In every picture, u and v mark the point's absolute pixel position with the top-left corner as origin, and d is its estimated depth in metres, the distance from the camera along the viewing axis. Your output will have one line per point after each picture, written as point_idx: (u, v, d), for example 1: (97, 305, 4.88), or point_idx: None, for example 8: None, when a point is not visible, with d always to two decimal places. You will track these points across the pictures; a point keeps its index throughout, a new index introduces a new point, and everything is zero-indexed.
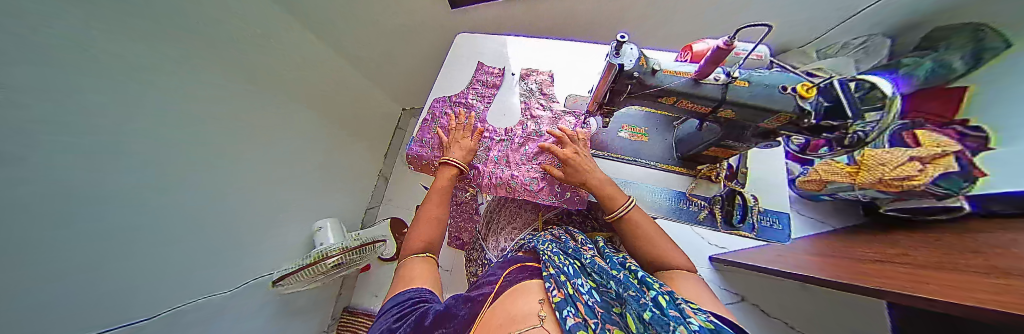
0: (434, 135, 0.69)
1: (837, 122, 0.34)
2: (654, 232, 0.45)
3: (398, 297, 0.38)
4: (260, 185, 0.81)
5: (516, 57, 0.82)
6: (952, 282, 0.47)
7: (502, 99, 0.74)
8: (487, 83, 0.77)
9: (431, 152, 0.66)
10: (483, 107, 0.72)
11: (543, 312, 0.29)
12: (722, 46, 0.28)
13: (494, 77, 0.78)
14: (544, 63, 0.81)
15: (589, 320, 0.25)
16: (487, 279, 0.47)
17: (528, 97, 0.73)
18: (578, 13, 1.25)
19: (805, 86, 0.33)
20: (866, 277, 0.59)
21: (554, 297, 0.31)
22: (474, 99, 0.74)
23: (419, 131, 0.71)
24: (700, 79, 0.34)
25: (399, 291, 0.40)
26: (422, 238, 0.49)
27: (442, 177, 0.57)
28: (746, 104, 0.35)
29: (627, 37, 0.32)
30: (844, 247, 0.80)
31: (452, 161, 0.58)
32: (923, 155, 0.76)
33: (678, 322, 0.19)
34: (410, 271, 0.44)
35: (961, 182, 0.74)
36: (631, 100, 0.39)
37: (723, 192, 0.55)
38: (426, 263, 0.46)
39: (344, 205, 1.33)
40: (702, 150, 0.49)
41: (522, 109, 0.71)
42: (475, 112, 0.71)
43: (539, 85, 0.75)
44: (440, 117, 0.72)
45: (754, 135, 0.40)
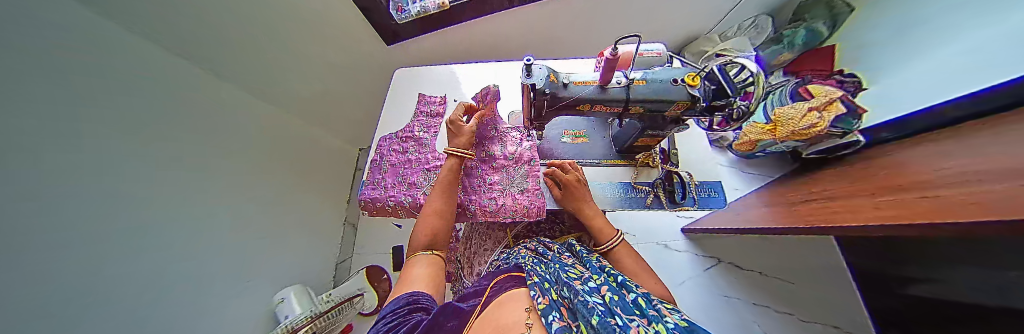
0: (384, 175, 0.66)
1: (724, 101, 0.40)
2: (639, 265, 0.43)
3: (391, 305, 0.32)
4: (195, 271, 0.70)
5: (456, 84, 0.84)
6: (870, 208, 0.53)
7: (450, 127, 0.75)
8: (431, 113, 0.77)
9: (384, 193, 0.62)
10: (432, 137, 0.72)
11: (529, 319, 0.26)
12: (610, 55, 0.32)
13: (437, 106, 0.78)
14: (484, 85, 0.84)
15: (572, 323, 0.25)
16: (470, 291, 0.44)
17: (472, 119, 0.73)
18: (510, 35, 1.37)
19: (690, 76, 0.38)
20: (802, 218, 0.67)
21: (539, 303, 0.28)
22: (420, 132, 0.73)
23: (368, 174, 0.68)
24: (605, 84, 0.37)
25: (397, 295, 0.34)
26: (428, 231, 0.46)
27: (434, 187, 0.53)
28: (649, 100, 0.38)
29: (533, 59, 0.35)
30: (784, 194, 0.90)
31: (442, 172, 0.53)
32: (817, 105, 0.90)
33: (656, 322, 0.20)
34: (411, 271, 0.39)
35: (851, 121, 0.87)
36: (555, 112, 0.41)
37: (662, 174, 0.58)
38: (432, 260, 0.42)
39: (310, 267, 1.20)
40: (634, 142, 0.53)
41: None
42: (424, 144, 0.71)
43: None
44: (389, 154, 0.70)
45: (669, 122, 0.44)
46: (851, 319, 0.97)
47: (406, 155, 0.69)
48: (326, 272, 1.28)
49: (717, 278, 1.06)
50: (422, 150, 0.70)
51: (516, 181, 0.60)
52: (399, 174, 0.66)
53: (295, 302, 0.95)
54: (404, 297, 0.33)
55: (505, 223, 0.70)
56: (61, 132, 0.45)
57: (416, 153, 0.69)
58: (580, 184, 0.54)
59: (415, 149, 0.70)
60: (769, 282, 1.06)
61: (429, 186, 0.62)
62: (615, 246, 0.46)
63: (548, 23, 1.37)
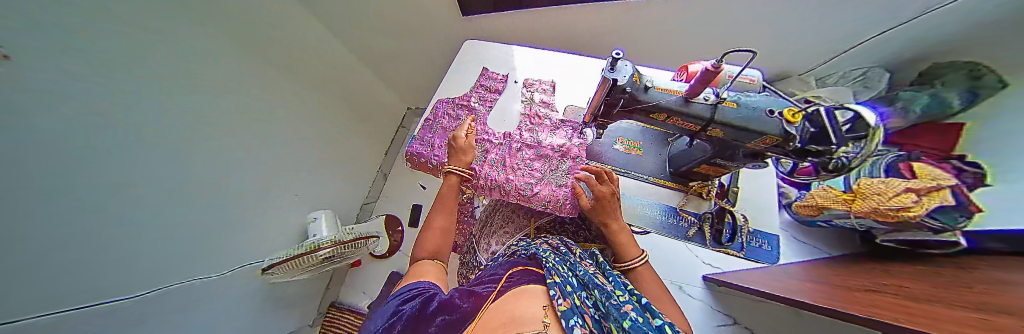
0: (435, 136, 0.70)
1: (823, 148, 0.35)
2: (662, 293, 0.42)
3: (404, 290, 0.38)
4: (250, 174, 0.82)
5: (520, 65, 0.84)
6: (949, 322, 0.46)
7: (504, 105, 0.76)
8: (490, 88, 0.79)
9: (431, 151, 0.67)
10: (484, 111, 0.74)
11: (547, 318, 0.27)
12: (711, 68, 0.29)
13: (497, 83, 0.80)
14: (545, 73, 0.83)
15: (596, 333, 0.25)
16: (487, 277, 0.46)
17: (528, 104, 0.75)
18: (583, 29, 1.35)
19: (791, 111, 0.34)
20: (860, 307, 0.59)
21: (559, 305, 0.30)
22: (476, 103, 0.76)
23: (421, 129, 0.73)
24: (690, 97, 0.35)
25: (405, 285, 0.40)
26: (433, 236, 0.50)
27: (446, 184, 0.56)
28: (735, 126, 0.36)
29: (622, 54, 0.34)
30: (839, 276, 0.79)
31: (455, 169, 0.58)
32: (916, 186, 0.77)
33: None
34: (418, 270, 0.44)
35: (954, 216, 0.74)
36: (625, 113, 0.41)
37: (714, 209, 0.54)
38: (435, 266, 0.46)
39: (342, 199, 1.34)
40: (694, 167, 0.50)
41: (522, 116, 0.72)
42: (476, 115, 0.73)
43: (540, 93, 0.77)
44: (443, 117, 0.74)
45: (745, 154, 0.41)
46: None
47: (458, 122, 0.73)
48: (353, 208, 1.42)
49: None
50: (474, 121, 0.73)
51: (557, 175, 0.60)
52: (448, 138, 0.70)
53: (323, 226, 1.08)
54: (421, 284, 0.39)
55: (531, 213, 0.71)
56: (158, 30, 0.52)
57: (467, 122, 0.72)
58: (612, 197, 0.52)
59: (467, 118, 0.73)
60: None
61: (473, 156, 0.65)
62: (638, 265, 0.46)
63: (621, 24, 1.30)
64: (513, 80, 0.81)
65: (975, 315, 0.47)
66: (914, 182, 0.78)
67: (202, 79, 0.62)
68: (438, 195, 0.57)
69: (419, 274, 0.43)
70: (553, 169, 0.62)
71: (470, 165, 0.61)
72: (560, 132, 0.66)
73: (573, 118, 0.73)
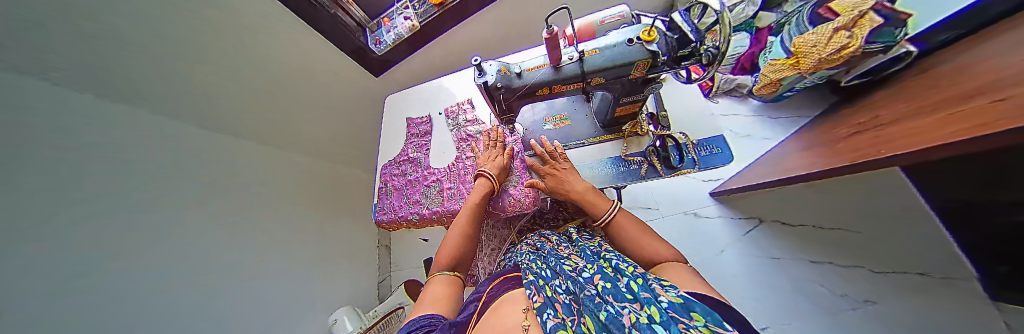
0: (392, 198, 0.71)
1: (688, 50, 0.36)
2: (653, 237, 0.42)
3: (407, 327, 0.35)
4: (258, 308, 0.81)
5: (437, 99, 0.87)
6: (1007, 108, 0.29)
7: (437, 140, 0.77)
8: (421, 133, 0.81)
9: (395, 215, 0.67)
10: (424, 155, 0.76)
11: (526, 321, 0.27)
12: (547, 36, 0.31)
13: (424, 125, 0.83)
14: (462, 93, 0.84)
15: (567, 319, 0.25)
16: (473, 297, 0.44)
17: (456, 129, 0.77)
18: (490, 34, 1.44)
19: (645, 32, 0.35)
20: (844, 156, 0.58)
21: (534, 304, 0.30)
22: (414, 152, 0.78)
23: (378, 198, 0.73)
24: (557, 63, 0.36)
25: (416, 314, 0.38)
26: (453, 252, 0.50)
27: (477, 192, 0.56)
28: (607, 68, 0.37)
29: (480, 59, 0.36)
30: (821, 136, 0.78)
31: (488, 173, 0.56)
32: (845, 22, 0.74)
33: (651, 304, 0.22)
34: (432, 288, 0.44)
35: (895, 31, 0.71)
36: (517, 102, 0.42)
37: (654, 140, 0.54)
38: (450, 282, 0.45)
39: (358, 290, 1.34)
40: (613, 113, 0.51)
41: (457, 142, 0.74)
42: (419, 163, 0.75)
43: (464, 115, 0.79)
44: (392, 179, 0.75)
45: (642, 82, 0.41)
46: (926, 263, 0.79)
47: (406, 177, 0.74)
48: (372, 293, 1.41)
49: (762, 241, 0.97)
50: (419, 169, 0.74)
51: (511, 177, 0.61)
52: (403, 196, 0.70)
53: (348, 322, 1.07)
54: (421, 318, 0.36)
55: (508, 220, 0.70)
56: (99, 212, 0.52)
57: (413, 173, 0.73)
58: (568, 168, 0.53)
59: (412, 170, 0.74)
60: (832, 238, 0.90)
61: (430, 200, 0.66)
62: (611, 217, 0.46)
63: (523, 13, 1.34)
64: (436, 115, 0.83)
65: (937, 117, 0.45)
66: (838, 20, 0.75)
67: (196, 259, 0.68)
68: (467, 203, 0.56)
69: (436, 296, 0.41)
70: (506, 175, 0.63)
71: (506, 169, 0.58)
72: None
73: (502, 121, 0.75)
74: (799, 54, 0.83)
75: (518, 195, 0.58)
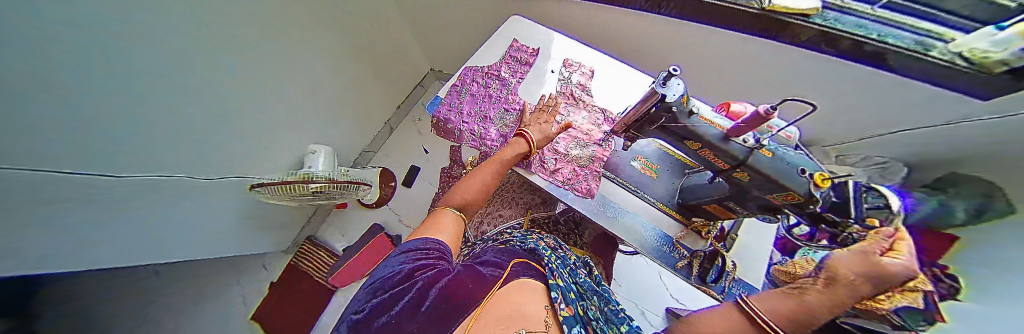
0: (463, 100, 0.72)
1: (839, 219, 0.37)
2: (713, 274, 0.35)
3: (409, 245, 0.38)
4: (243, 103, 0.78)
5: (561, 46, 0.80)
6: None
7: (535, 78, 0.74)
8: (521, 60, 0.77)
9: (459, 118, 0.70)
10: (516, 82, 0.73)
11: (547, 325, 0.28)
12: (761, 112, 0.29)
13: (530, 56, 0.78)
14: (589, 56, 0.78)
15: None
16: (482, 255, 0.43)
17: (565, 84, 0.73)
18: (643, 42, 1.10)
19: (823, 176, 0.34)
20: None
21: (562, 312, 0.30)
22: (506, 74, 0.75)
23: (448, 93, 0.74)
24: (731, 136, 0.36)
25: (415, 239, 0.40)
26: (468, 194, 0.50)
27: (512, 148, 0.55)
28: (762, 173, 0.36)
29: (679, 71, 0.34)
30: None
31: (528, 135, 0.56)
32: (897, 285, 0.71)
33: None
34: (440, 220, 0.45)
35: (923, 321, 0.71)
36: (661, 130, 0.42)
37: (707, 249, 0.57)
38: (456, 216, 0.47)
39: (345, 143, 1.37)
40: (703, 203, 0.51)
41: (556, 94, 0.72)
42: (507, 85, 0.73)
43: (580, 77, 0.74)
44: (471, 84, 0.74)
45: (760, 205, 0.42)
46: None
47: (489, 88, 0.73)
48: (354, 154, 1.47)
49: None
50: (504, 90, 0.73)
51: (581, 157, 0.62)
52: (477, 103, 0.71)
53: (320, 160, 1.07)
54: (424, 246, 0.38)
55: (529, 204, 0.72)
56: None
57: (498, 90, 0.72)
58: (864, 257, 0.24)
59: (498, 87, 0.73)
60: None
61: (500, 124, 0.67)
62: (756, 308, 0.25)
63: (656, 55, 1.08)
64: (546, 55, 0.79)
65: None
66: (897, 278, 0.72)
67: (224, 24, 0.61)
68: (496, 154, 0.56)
69: (437, 229, 0.43)
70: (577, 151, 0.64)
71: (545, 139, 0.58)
72: (585, 118, 0.68)
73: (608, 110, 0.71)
74: None
75: (581, 175, 0.60)
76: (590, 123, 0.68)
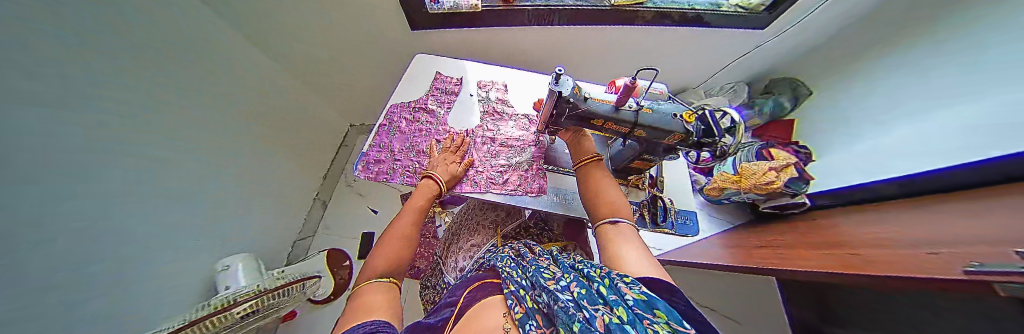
0: (393, 139, 0.68)
1: (710, 139, 0.46)
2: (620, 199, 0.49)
3: (347, 333, 0.29)
4: (125, 249, 0.59)
5: (473, 69, 0.85)
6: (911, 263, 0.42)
7: (460, 104, 0.76)
8: (447, 90, 0.79)
9: (391, 156, 0.65)
10: (444, 112, 0.74)
11: (506, 325, 0.27)
12: (630, 84, 0.38)
13: (454, 85, 0.80)
14: (498, 73, 0.85)
15: (547, 328, 0.24)
16: (443, 302, 0.42)
17: (486, 102, 0.77)
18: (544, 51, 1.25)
19: (687, 113, 0.46)
20: (754, 259, 0.75)
21: (515, 314, 0.29)
22: (434, 105, 0.75)
23: (374, 136, 0.68)
24: (620, 106, 0.44)
25: (353, 323, 0.32)
26: (389, 259, 0.46)
27: (421, 194, 0.58)
28: (652, 127, 0.46)
29: (563, 70, 0.40)
30: (742, 238, 0.99)
31: (434, 177, 0.59)
32: (776, 166, 0.96)
33: (617, 305, 0.20)
34: (368, 293, 0.38)
35: (800, 185, 0.96)
36: (571, 120, 0.48)
37: (648, 197, 0.66)
38: (386, 287, 0.41)
39: (269, 241, 1.13)
40: (629, 163, 0.60)
41: (482, 114, 0.75)
42: (436, 117, 0.73)
43: (496, 92, 0.80)
44: (399, 121, 0.71)
45: (664, 150, 0.52)
46: None
47: (417, 123, 0.71)
48: (284, 249, 1.23)
49: None
50: (434, 122, 0.72)
51: (523, 161, 0.66)
52: (408, 140, 0.68)
53: (241, 273, 0.88)
54: (367, 324, 0.30)
55: (497, 221, 0.71)
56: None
57: (428, 123, 0.71)
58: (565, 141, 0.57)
59: (426, 120, 0.72)
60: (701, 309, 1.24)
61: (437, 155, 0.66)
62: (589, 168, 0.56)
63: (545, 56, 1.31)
64: (463, 81, 0.82)
65: (827, 251, 0.62)
66: (773, 162, 0.98)
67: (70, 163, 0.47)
68: (408, 204, 0.57)
69: (366, 304, 0.35)
70: (517, 157, 0.67)
71: (454, 175, 0.60)
72: (514, 126, 0.73)
73: (533, 112, 0.78)
74: (744, 174, 1.01)
75: (527, 178, 0.63)
76: (520, 130, 0.72)
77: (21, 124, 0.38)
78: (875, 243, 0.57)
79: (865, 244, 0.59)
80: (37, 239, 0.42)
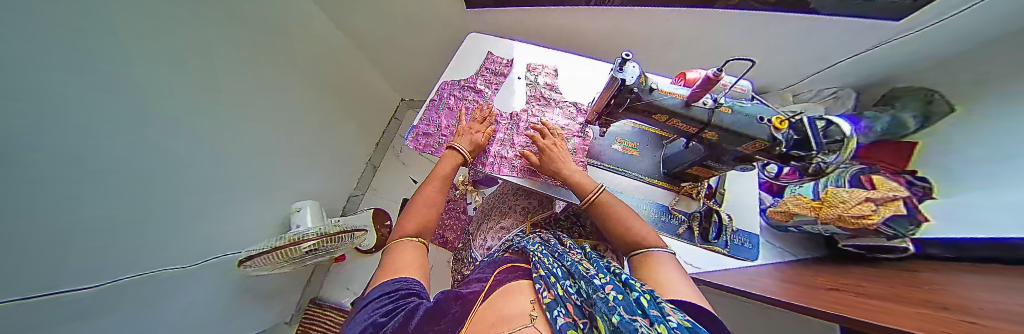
0: (442, 115, 0.72)
1: (804, 153, 0.40)
2: (644, 229, 0.45)
3: (388, 286, 0.35)
4: (197, 182, 0.72)
5: (526, 51, 0.83)
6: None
7: (508, 87, 0.76)
8: (496, 71, 0.79)
9: (438, 130, 0.70)
10: (492, 93, 0.75)
11: (534, 312, 0.29)
12: (710, 76, 0.33)
13: (503, 67, 0.80)
14: (550, 57, 0.81)
15: (579, 320, 0.25)
16: (477, 277, 0.45)
17: (534, 87, 0.76)
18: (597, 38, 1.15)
19: (779, 119, 0.39)
20: (817, 300, 0.64)
21: (544, 298, 0.30)
22: (482, 86, 0.76)
23: (426, 110, 0.74)
24: (690, 102, 0.39)
25: (386, 279, 0.37)
26: (416, 221, 0.50)
27: (446, 163, 0.61)
28: (727, 130, 0.40)
29: (632, 56, 0.37)
30: (804, 274, 0.84)
31: (458, 147, 0.61)
32: (876, 196, 0.77)
33: (658, 322, 0.19)
34: (404, 254, 0.43)
35: (906, 226, 0.76)
36: (629, 111, 0.44)
37: (702, 209, 0.60)
38: (415, 247, 0.45)
39: (325, 193, 1.33)
40: (686, 168, 0.55)
41: (528, 98, 0.74)
42: (483, 97, 0.74)
43: (546, 77, 0.77)
44: (449, 97, 0.75)
45: (736, 158, 0.46)
46: None
47: (465, 102, 0.74)
48: (340, 202, 1.45)
49: None
50: (480, 102, 0.74)
51: (564, 151, 0.64)
52: (455, 117, 0.72)
53: (308, 215, 1.05)
54: (398, 283, 0.36)
55: (529, 208, 0.72)
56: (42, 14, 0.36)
57: (474, 103, 0.73)
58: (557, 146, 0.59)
59: (474, 99, 0.74)
60: None
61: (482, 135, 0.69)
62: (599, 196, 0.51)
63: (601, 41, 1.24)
64: (513, 63, 0.80)
65: (924, 311, 0.50)
66: (873, 192, 0.79)
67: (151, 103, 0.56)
68: (434, 171, 0.60)
69: (402, 265, 0.40)
70: (559, 147, 0.66)
71: (479, 145, 0.63)
72: (560, 113, 0.70)
73: (583, 102, 0.74)
74: (828, 201, 0.83)
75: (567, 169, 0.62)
76: (566, 119, 0.70)
77: (100, 61, 0.45)
78: (993, 309, 0.44)
79: (993, 306, 0.46)
80: (111, 165, 0.51)
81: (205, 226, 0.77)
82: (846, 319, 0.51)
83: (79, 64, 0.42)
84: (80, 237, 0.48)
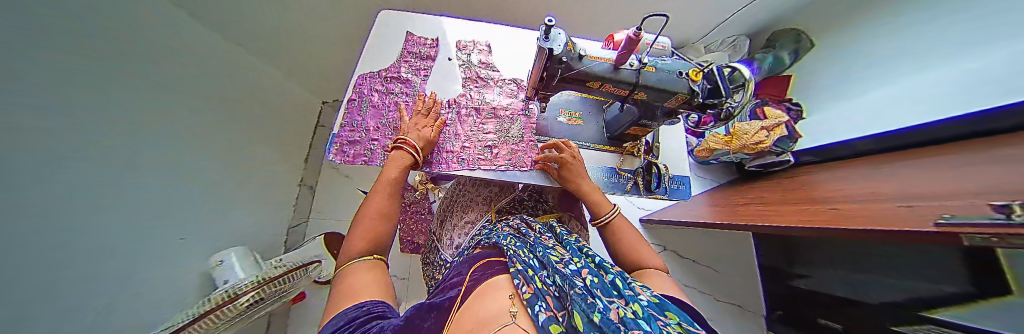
0: (366, 116, 0.61)
1: (716, 101, 0.44)
2: (641, 244, 0.43)
3: (343, 318, 0.27)
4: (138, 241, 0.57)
5: (451, 27, 0.74)
6: (876, 217, 0.48)
7: (439, 71, 0.67)
8: (421, 55, 0.69)
9: (366, 136, 0.59)
10: (421, 81, 0.65)
11: (513, 307, 0.24)
12: (631, 37, 0.33)
13: (428, 48, 0.70)
14: (479, 32, 0.74)
15: (561, 312, 0.22)
16: (446, 285, 0.39)
17: (468, 67, 0.69)
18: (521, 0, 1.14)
19: (693, 71, 0.42)
20: (737, 216, 0.78)
21: (525, 294, 0.26)
22: (408, 74, 0.66)
23: (344, 114, 0.61)
24: (618, 65, 0.40)
25: (342, 309, 0.29)
26: (371, 234, 0.41)
27: (394, 164, 0.50)
28: (653, 88, 0.42)
29: (553, 21, 0.34)
30: (727, 196, 1.03)
31: (405, 143, 0.52)
32: (767, 125, 0.96)
33: (631, 301, 0.18)
34: (356, 277, 0.34)
35: (787, 143, 0.98)
36: (565, 82, 0.43)
37: (643, 164, 0.65)
38: (374, 266, 0.38)
39: (264, 230, 1.10)
40: (626, 130, 0.57)
41: (463, 81, 0.67)
42: (412, 87, 0.64)
43: (478, 55, 0.70)
44: (370, 94, 0.63)
45: (663, 115, 0.49)
46: (730, 293, 1.30)
47: (392, 96, 0.63)
48: (279, 237, 1.21)
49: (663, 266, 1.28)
50: (410, 94, 0.64)
51: (513, 133, 0.62)
52: (382, 116, 0.61)
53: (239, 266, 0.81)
54: (351, 312, 0.28)
55: (490, 198, 0.69)
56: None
57: (403, 96, 0.63)
58: (575, 161, 0.55)
59: (402, 91, 0.64)
60: (694, 267, 1.32)
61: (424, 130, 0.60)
62: (612, 218, 0.47)
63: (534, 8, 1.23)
64: (438, 43, 0.71)
65: (807, 207, 0.65)
66: (766, 121, 0.97)
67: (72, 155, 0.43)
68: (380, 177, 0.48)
69: (357, 288, 0.33)
70: (507, 130, 0.62)
71: (428, 140, 0.55)
72: (501, 93, 0.66)
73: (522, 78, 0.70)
74: (736, 135, 0.99)
75: (520, 151, 0.60)
76: (509, 98, 0.66)
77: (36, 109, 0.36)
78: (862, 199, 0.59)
79: (856, 200, 0.61)
80: (52, 238, 0.40)
81: (149, 302, 0.60)
82: (765, 226, 0.63)
83: (14, 127, 0.33)
84: (79, 238, 0.45)
